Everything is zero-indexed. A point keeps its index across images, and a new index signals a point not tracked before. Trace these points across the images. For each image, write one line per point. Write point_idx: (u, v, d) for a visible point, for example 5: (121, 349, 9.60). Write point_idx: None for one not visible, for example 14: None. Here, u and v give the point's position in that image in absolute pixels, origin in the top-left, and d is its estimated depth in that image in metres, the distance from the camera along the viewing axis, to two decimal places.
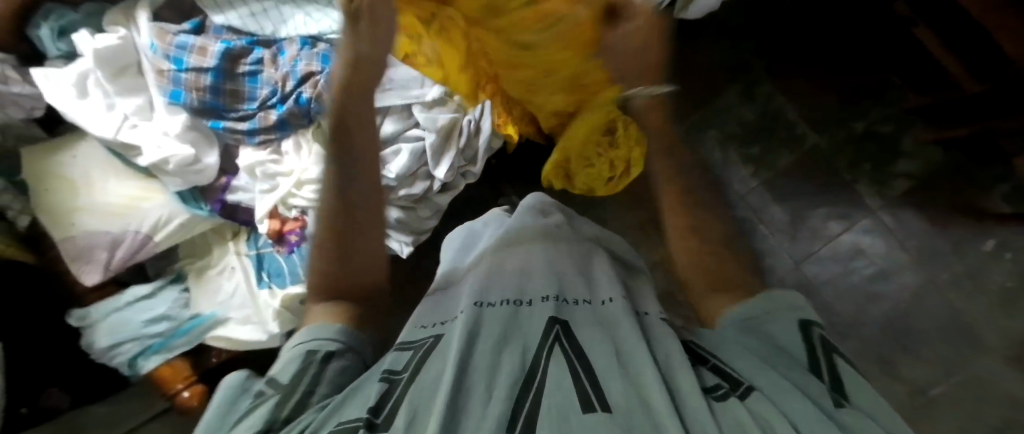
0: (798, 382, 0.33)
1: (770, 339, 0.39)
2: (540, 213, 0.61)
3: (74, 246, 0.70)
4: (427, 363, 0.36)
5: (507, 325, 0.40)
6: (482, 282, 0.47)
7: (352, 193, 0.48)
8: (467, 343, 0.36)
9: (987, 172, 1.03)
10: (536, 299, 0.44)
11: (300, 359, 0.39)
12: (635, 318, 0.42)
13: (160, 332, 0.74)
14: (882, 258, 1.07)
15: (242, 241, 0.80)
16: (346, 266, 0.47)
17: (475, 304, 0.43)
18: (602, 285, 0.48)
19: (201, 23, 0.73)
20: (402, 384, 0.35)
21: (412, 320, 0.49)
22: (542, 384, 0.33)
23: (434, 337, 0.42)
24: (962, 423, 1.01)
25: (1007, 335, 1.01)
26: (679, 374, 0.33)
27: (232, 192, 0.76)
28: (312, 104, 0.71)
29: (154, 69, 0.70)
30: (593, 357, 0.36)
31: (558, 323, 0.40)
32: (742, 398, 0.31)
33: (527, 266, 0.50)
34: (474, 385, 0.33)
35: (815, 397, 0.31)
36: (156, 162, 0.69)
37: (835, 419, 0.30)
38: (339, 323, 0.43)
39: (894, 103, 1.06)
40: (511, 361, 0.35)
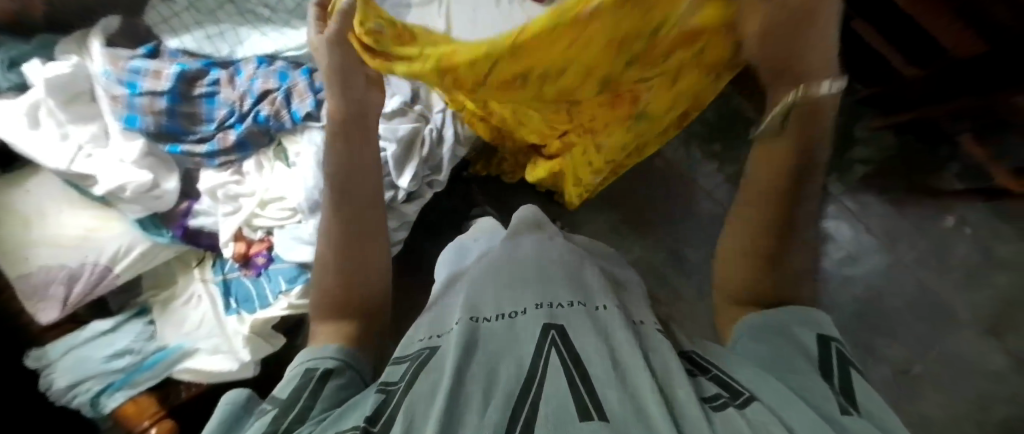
0: (799, 386, 0.32)
1: (794, 341, 0.38)
2: (535, 225, 0.63)
3: (27, 283, 0.67)
4: (423, 375, 0.36)
5: (502, 337, 0.40)
6: (476, 295, 0.48)
7: (359, 211, 0.50)
8: (462, 356, 0.37)
9: (939, 155, 1.07)
10: (529, 306, 0.44)
11: (301, 375, 0.39)
12: (630, 326, 0.42)
13: (123, 366, 0.70)
14: (852, 244, 1.09)
15: (207, 267, 0.79)
16: (347, 287, 0.48)
17: (470, 318, 0.43)
18: (596, 291, 0.48)
19: (156, 48, 0.74)
20: (398, 393, 0.35)
21: (411, 332, 0.49)
22: (539, 392, 0.33)
23: (429, 348, 0.42)
24: (946, 397, 1.02)
25: (974, 309, 1.04)
26: (676, 384, 0.34)
27: (195, 216, 0.74)
28: (271, 122, 0.72)
29: (108, 95, 0.70)
30: (589, 364, 0.36)
31: (553, 330, 0.40)
32: (741, 407, 0.31)
33: (520, 273, 0.50)
34: (472, 393, 0.33)
35: (819, 403, 0.30)
36: (112, 189, 0.67)
37: (840, 424, 0.29)
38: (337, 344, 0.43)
39: (844, 94, 1.10)
40: (507, 372, 0.36)
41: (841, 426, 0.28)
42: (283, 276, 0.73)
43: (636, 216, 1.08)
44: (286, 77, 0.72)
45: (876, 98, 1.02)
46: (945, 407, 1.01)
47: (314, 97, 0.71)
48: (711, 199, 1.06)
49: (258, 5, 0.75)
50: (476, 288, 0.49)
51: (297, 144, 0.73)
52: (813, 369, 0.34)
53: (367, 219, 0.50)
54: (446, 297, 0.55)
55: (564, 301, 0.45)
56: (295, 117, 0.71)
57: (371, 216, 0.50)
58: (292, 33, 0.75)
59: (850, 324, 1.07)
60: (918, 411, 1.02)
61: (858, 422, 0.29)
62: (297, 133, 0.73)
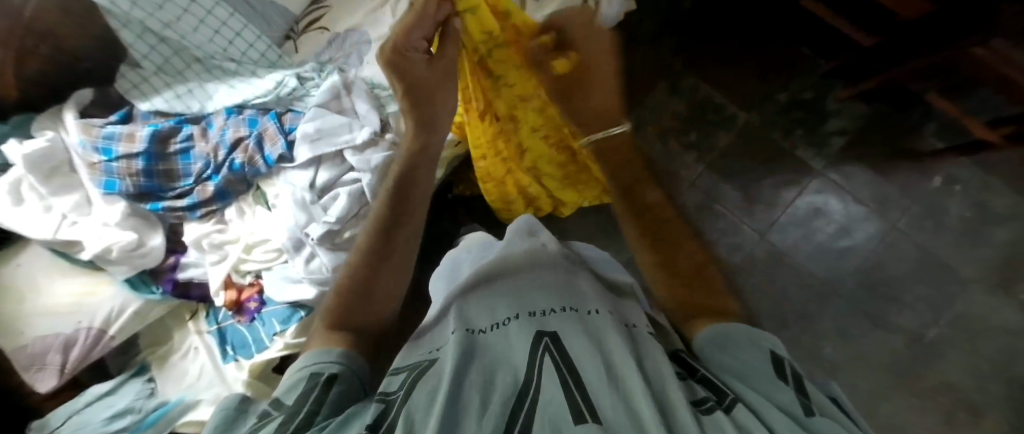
0: (768, 393, 0.35)
1: (749, 350, 0.39)
2: (527, 231, 0.64)
3: (25, 355, 0.68)
4: (420, 384, 0.36)
5: (497, 346, 0.40)
6: (471, 306, 0.48)
7: (398, 232, 0.54)
8: (458, 365, 0.37)
9: (917, 116, 1.08)
10: (523, 313, 0.44)
11: (307, 379, 0.40)
12: (623, 328, 0.42)
13: (124, 426, 0.70)
14: (844, 215, 1.09)
15: (202, 319, 0.79)
16: (366, 305, 0.48)
17: (465, 329, 0.43)
18: (588, 295, 0.48)
19: (128, 113, 0.77)
20: (397, 404, 0.35)
21: (408, 347, 0.48)
22: (533, 401, 0.33)
23: (426, 360, 0.42)
24: (963, 359, 1.00)
25: (978, 266, 1.03)
26: (667, 385, 0.34)
27: (183, 269, 0.76)
28: (246, 169, 0.74)
29: (86, 164, 0.73)
30: (582, 367, 0.36)
31: (547, 336, 0.40)
32: (727, 410, 0.32)
33: (515, 283, 0.50)
34: (470, 402, 0.34)
35: (788, 406, 0.33)
36: (98, 253, 0.69)
37: (812, 428, 0.31)
38: (339, 347, 0.43)
39: (809, 70, 1.12)
40: (503, 379, 0.36)
41: (811, 428, 0.31)
42: (277, 318, 0.74)
43: None
44: (256, 123, 0.75)
45: (841, 68, 1.03)
46: (964, 370, 1.00)
47: (285, 138, 0.74)
48: (697, 188, 1.12)
49: (222, 60, 0.78)
50: (471, 298, 0.50)
51: (274, 186, 0.75)
52: (772, 374, 0.36)
53: (409, 235, 0.55)
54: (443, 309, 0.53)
55: (557, 307, 0.45)
56: (268, 161, 0.73)
57: (412, 234, 0.55)
58: (257, 81, 0.77)
59: (856, 296, 1.05)
60: (939, 376, 1.00)
61: (826, 424, 0.31)
62: (272, 175, 0.75)
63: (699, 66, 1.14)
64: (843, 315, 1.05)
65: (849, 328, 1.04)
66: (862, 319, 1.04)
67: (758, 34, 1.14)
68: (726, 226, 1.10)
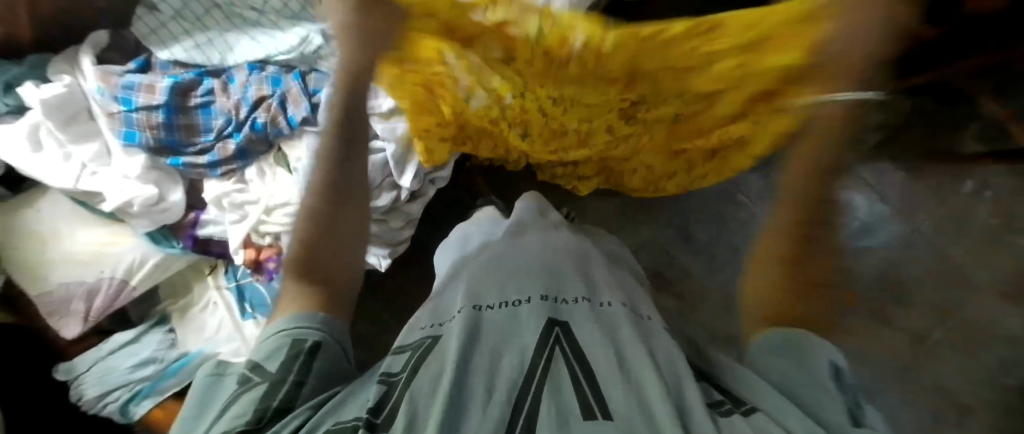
0: (815, 404, 0.35)
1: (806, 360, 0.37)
2: (538, 213, 0.62)
3: (50, 301, 0.69)
4: (424, 363, 0.34)
5: (506, 325, 0.38)
6: (479, 283, 0.45)
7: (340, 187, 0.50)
8: (466, 344, 0.34)
9: (959, 115, 1.04)
10: (534, 296, 0.41)
11: (287, 347, 0.37)
12: (636, 323, 0.40)
13: (149, 375, 0.71)
14: (867, 214, 1.07)
15: (220, 274, 0.80)
16: (326, 259, 0.46)
17: (472, 306, 0.40)
18: (601, 287, 0.46)
19: (147, 61, 0.74)
20: (400, 384, 0.33)
21: (410, 321, 0.45)
22: (541, 388, 0.31)
23: (430, 336, 0.39)
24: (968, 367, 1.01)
25: (994, 274, 1.02)
26: (685, 386, 0.32)
27: (203, 226, 0.75)
28: (268, 129, 0.72)
29: (104, 113, 0.71)
30: (594, 361, 0.34)
31: (558, 325, 0.37)
32: (746, 414, 0.31)
33: (524, 263, 0.47)
34: (476, 386, 0.31)
35: (830, 418, 0.33)
36: (120, 205, 0.68)
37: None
38: (319, 311, 0.40)
39: None
40: (510, 362, 0.33)
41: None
42: None
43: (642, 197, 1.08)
44: (279, 82, 0.73)
45: None
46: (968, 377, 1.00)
47: (308, 100, 0.72)
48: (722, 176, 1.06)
49: (243, 8, 0.74)
50: (480, 274, 0.47)
51: (296, 150, 0.73)
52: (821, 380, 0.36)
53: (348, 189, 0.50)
54: (442, 287, 0.51)
55: (570, 297, 0.42)
56: (292, 123, 0.72)
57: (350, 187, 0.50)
58: (279, 35, 0.74)
59: (870, 295, 1.05)
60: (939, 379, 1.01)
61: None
62: (295, 138, 0.73)
63: None
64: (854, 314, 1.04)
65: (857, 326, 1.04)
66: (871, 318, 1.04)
67: None
68: (748, 218, 1.04)
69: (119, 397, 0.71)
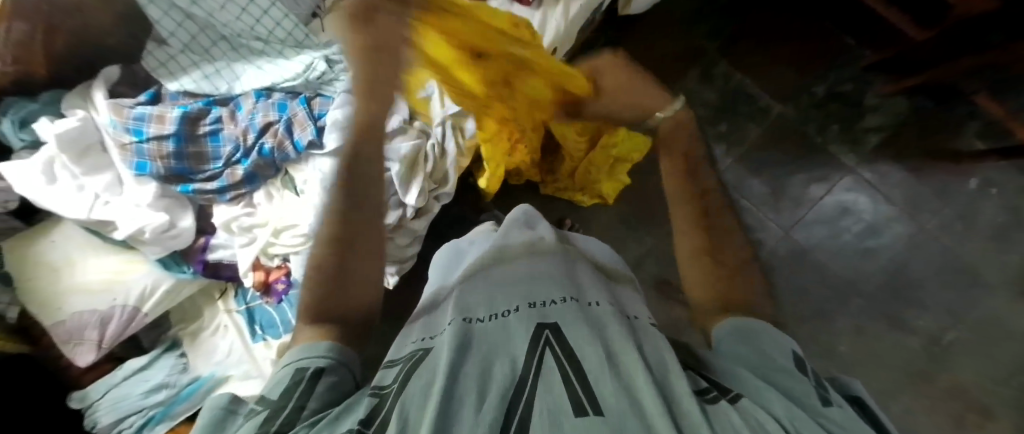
0: (784, 386, 0.34)
1: (763, 349, 0.37)
2: (526, 223, 0.61)
3: (63, 329, 0.70)
4: (415, 375, 0.34)
5: (494, 334, 0.38)
6: (468, 294, 0.45)
7: (360, 220, 0.45)
8: (456, 354, 0.34)
9: (958, 114, 1.04)
10: (522, 305, 0.41)
11: (291, 375, 0.35)
12: (625, 322, 0.40)
13: (161, 400, 0.73)
14: (872, 215, 1.07)
15: (230, 298, 0.81)
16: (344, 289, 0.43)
17: (461, 318, 0.40)
18: (588, 289, 0.46)
19: (156, 93, 0.77)
20: (391, 396, 0.32)
21: (403, 335, 0.45)
22: (534, 392, 0.31)
23: (422, 350, 0.39)
24: (980, 364, 1.00)
25: (1002, 271, 1.02)
26: (673, 376, 0.32)
27: (212, 250, 0.77)
28: (275, 154, 0.74)
29: (116, 144, 0.73)
30: (584, 359, 0.34)
31: (547, 329, 0.37)
32: (733, 401, 0.31)
33: (511, 274, 0.47)
34: (467, 391, 0.31)
35: (800, 396, 0.32)
36: (132, 233, 0.70)
37: (824, 416, 0.30)
38: (327, 340, 0.39)
39: (851, 63, 1.08)
40: (501, 370, 0.33)
41: (823, 418, 0.30)
42: None
43: (645, 206, 1.09)
44: (285, 107, 0.75)
45: (885, 63, 1.00)
46: (981, 375, 1.00)
47: (314, 125, 0.73)
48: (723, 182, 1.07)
49: (249, 39, 0.77)
50: (469, 286, 0.47)
51: (303, 172, 0.75)
52: (794, 366, 0.35)
53: (369, 222, 0.46)
54: (431, 301, 0.51)
55: (558, 299, 0.42)
56: (298, 147, 0.73)
57: (374, 221, 0.46)
58: (285, 63, 0.76)
59: (877, 296, 1.05)
60: (953, 377, 1.01)
61: (838, 414, 0.31)
62: (301, 161, 0.75)
63: (735, 54, 1.11)
64: (862, 315, 1.05)
65: (868, 328, 1.04)
66: (880, 319, 1.04)
67: (798, 21, 1.10)
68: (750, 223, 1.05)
69: (133, 422, 0.73)
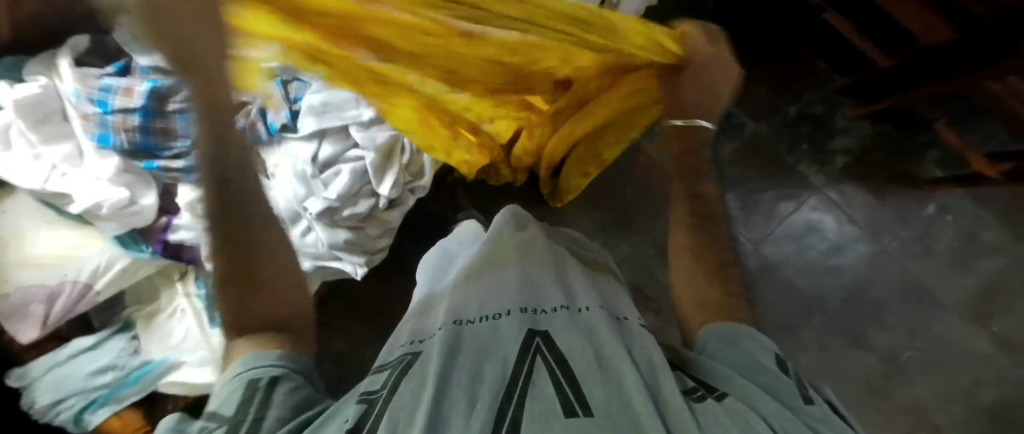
0: (767, 384, 0.36)
1: (749, 351, 0.39)
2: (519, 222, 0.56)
3: (6, 304, 0.67)
4: (404, 381, 0.33)
5: (485, 339, 0.37)
6: (460, 299, 0.43)
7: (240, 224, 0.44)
8: (447, 360, 0.33)
9: (921, 141, 1.08)
10: (514, 308, 0.40)
11: (243, 388, 0.36)
12: (618, 326, 0.40)
13: (107, 383, 0.71)
14: (836, 234, 1.11)
15: (190, 281, 0.78)
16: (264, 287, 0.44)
17: (452, 321, 0.39)
18: (581, 291, 0.45)
19: (126, 65, 0.74)
20: (380, 402, 0.31)
21: (391, 340, 0.44)
22: (525, 394, 0.30)
23: (411, 354, 0.38)
24: (932, 382, 1.05)
25: (955, 294, 1.07)
26: (661, 377, 0.33)
27: (174, 231, 0.73)
28: (246, 135, 0.74)
29: (79, 114, 0.71)
30: (575, 362, 0.33)
31: (539, 334, 0.37)
32: (718, 399, 0.32)
33: (503, 278, 0.45)
34: (458, 398, 0.30)
35: (783, 397, 0.34)
36: (88, 208, 0.67)
37: (805, 417, 0.33)
38: (277, 348, 0.40)
39: (822, 86, 1.12)
40: (491, 374, 0.32)
41: (799, 414, 0.33)
42: None
43: (620, 214, 1.10)
44: None
45: (855, 88, 1.03)
46: (932, 393, 1.05)
47: (289, 109, 0.73)
48: None
49: None
50: (459, 288, 0.45)
51: (275, 155, 0.75)
52: (777, 366, 0.37)
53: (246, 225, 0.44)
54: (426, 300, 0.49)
55: (549, 305, 0.41)
56: (270, 129, 0.74)
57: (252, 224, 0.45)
58: None
59: (839, 313, 1.09)
60: (906, 394, 1.05)
61: (817, 416, 0.33)
62: (273, 144, 0.75)
63: None
64: (823, 330, 1.08)
65: (828, 344, 1.08)
66: (840, 335, 1.08)
67: (774, 42, 1.13)
68: None
69: (74, 404, 0.70)
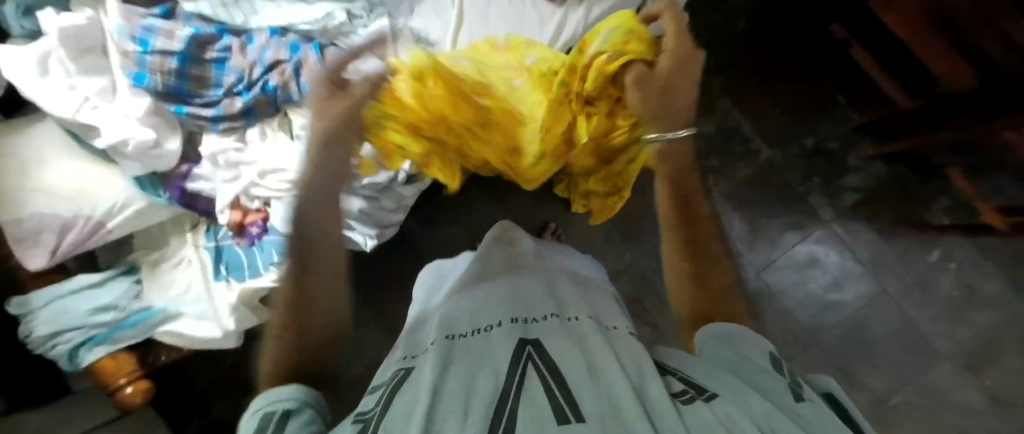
0: (759, 386, 0.35)
1: (738, 358, 0.39)
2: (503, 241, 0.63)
3: (19, 229, 0.65)
4: (398, 396, 0.33)
5: (478, 352, 0.37)
6: (450, 314, 0.46)
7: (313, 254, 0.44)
8: (440, 370, 0.34)
9: (931, 188, 1.10)
10: (504, 320, 0.42)
11: (257, 421, 0.35)
12: (605, 334, 0.41)
13: (107, 322, 0.70)
14: (840, 270, 1.11)
15: (201, 233, 0.80)
16: (309, 313, 0.43)
17: (444, 335, 0.41)
18: (569, 304, 0.47)
19: (171, 9, 0.75)
20: (375, 419, 0.31)
21: (388, 358, 0.44)
22: (518, 402, 0.30)
23: (404, 369, 0.39)
24: (921, 429, 1.04)
25: (951, 342, 1.07)
26: (647, 379, 0.34)
27: (194, 179, 0.76)
28: (279, 93, 0.74)
29: (119, 51, 0.71)
30: (566, 371, 0.34)
31: (528, 345, 0.38)
32: (708, 399, 0.31)
33: (493, 294, 0.48)
34: (451, 406, 0.30)
35: (777, 395, 0.33)
36: (114, 144, 0.68)
37: (794, 415, 0.31)
38: (291, 384, 0.38)
39: (839, 122, 1.14)
40: (485, 383, 0.32)
41: (798, 412, 0.31)
42: (275, 248, 0.75)
43: (627, 223, 1.11)
44: (297, 49, 0.75)
45: (872, 126, 1.06)
46: None
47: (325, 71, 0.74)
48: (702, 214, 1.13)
49: None
50: (452, 308, 0.47)
51: (303, 117, 0.76)
52: (768, 368, 0.37)
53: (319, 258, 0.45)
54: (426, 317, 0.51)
55: (538, 315, 0.44)
56: (303, 89, 0.74)
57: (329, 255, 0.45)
58: (305, 8, 0.78)
59: (835, 348, 1.09)
60: None
61: (806, 414, 0.30)
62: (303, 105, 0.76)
63: (735, 94, 1.16)
64: (818, 364, 1.08)
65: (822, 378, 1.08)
66: (836, 371, 1.08)
67: (798, 72, 1.15)
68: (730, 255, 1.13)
69: (71, 339, 0.68)
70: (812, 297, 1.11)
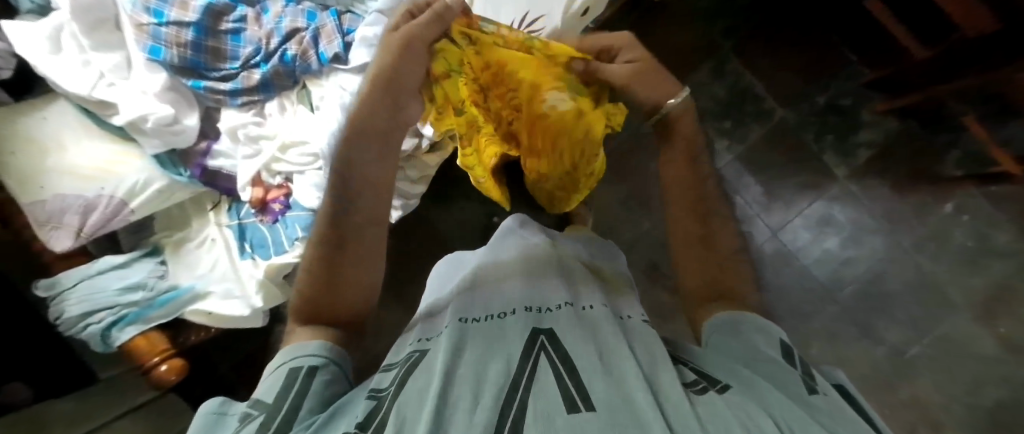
0: (776, 376, 0.35)
1: (753, 345, 0.39)
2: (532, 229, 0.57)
3: (40, 210, 0.65)
4: (412, 377, 0.35)
5: (491, 337, 0.38)
6: (462, 300, 0.44)
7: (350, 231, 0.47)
8: (452, 355, 0.35)
9: (943, 140, 1.10)
10: (518, 307, 0.42)
11: (284, 375, 0.39)
12: (621, 324, 0.41)
13: (137, 301, 0.68)
14: (855, 227, 1.12)
15: (223, 212, 0.78)
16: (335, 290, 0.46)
17: (458, 319, 0.41)
18: (584, 289, 0.46)
19: None
20: (388, 399, 0.33)
21: (402, 341, 0.45)
22: (529, 389, 0.31)
23: (418, 352, 0.40)
24: (938, 379, 1.06)
25: (966, 292, 1.08)
26: (660, 369, 0.34)
27: (214, 157, 0.75)
28: (296, 63, 0.74)
29: (134, 23, 0.71)
30: (578, 360, 0.34)
31: (542, 334, 0.38)
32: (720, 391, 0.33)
33: (502, 285, 0.45)
34: (462, 393, 0.32)
35: (791, 386, 0.34)
36: (133, 120, 0.67)
37: (810, 407, 0.32)
38: (317, 340, 0.42)
39: (851, 78, 1.13)
40: (496, 370, 0.33)
41: (812, 405, 0.32)
42: (300, 223, 0.73)
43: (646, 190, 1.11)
44: (314, 17, 0.75)
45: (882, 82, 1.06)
46: (936, 389, 1.06)
47: (342, 39, 0.73)
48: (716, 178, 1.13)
49: None
50: (461, 295, 0.45)
51: (321, 87, 0.75)
52: (778, 358, 0.37)
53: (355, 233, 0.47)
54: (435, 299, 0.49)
55: (553, 304, 0.42)
56: (321, 58, 0.73)
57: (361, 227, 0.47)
58: None
59: (851, 303, 1.10)
60: (912, 388, 1.07)
61: (821, 402, 0.32)
62: (321, 75, 0.75)
63: (745, 55, 1.16)
64: (834, 320, 1.10)
65: (839, 334, 1.10)
66: (852, 326, 1.10)
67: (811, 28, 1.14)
68: (745, 217, 1.14)
69: (103, 319, 0.67)
70: (827, 255, 1.12)
